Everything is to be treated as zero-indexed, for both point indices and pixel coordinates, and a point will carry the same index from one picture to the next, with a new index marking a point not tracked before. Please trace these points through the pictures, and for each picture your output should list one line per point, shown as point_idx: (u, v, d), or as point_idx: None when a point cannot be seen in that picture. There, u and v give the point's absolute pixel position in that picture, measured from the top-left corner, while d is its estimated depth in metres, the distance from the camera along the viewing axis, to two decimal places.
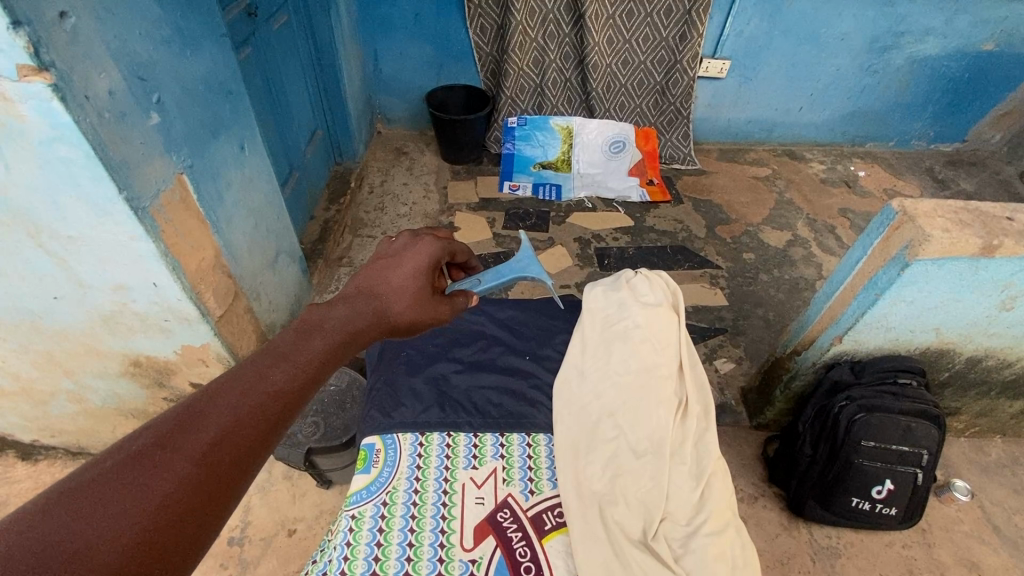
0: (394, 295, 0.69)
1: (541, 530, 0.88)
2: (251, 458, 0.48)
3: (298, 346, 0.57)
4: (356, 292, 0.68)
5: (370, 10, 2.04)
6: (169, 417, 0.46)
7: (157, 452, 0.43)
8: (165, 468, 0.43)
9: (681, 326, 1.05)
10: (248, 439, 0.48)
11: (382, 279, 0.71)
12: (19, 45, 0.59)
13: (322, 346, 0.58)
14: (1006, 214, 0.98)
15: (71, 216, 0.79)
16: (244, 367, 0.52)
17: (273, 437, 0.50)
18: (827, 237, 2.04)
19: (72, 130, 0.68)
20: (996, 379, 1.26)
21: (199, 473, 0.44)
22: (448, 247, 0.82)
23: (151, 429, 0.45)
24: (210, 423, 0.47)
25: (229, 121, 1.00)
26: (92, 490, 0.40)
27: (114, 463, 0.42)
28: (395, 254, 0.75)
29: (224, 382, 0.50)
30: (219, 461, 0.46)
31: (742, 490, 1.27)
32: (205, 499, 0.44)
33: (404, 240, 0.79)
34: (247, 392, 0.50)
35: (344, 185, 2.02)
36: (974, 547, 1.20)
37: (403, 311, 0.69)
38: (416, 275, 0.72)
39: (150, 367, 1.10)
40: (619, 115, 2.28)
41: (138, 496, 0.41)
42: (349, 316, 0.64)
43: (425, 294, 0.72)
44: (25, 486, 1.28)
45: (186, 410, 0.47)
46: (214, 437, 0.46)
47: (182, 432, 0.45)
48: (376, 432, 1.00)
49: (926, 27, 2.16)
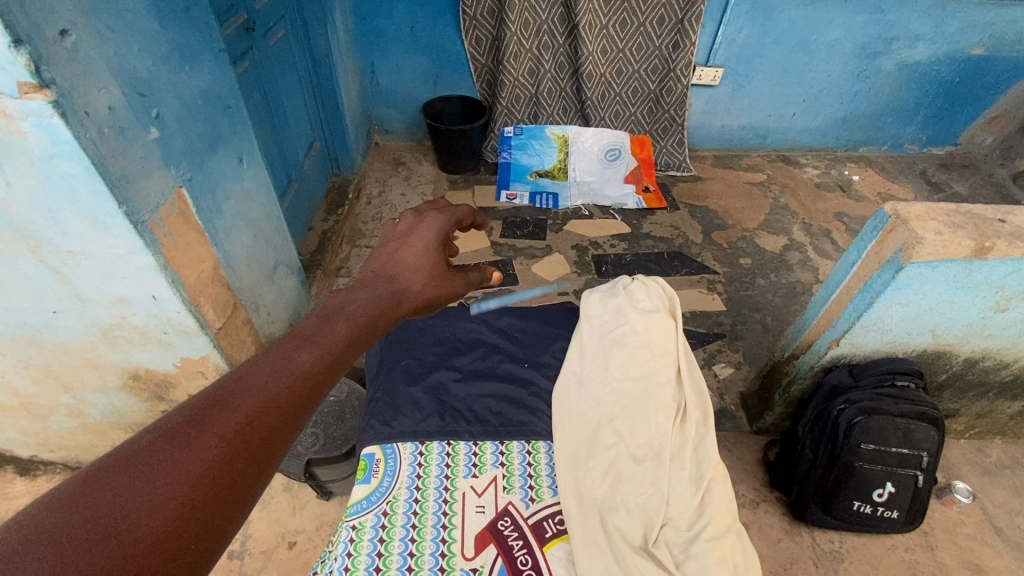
0: (409, 275, 0.69)
1: (542, 538, 0.88)
2: (282, 437, 0.47)
3: (321, 329, 0.56)
4: (372, 276, 0.68)
5: (367, 24, 2.07)
6: (200, 399, 0.46)
7: (190, 430, 0.43)
8: (200, 444, 0.42)
9: (678, 332, 1.08)
10: (278, 418, 0.47)
11: (396, 260, 0.70)
12: (21, 62, 0.60)
13: (345, 329, 0.58)
14: (998, 216, 0.99)
15: (72, 231, 0.80)
16: (271, 351, 0.52)
17: (303, 417, 0.50)
18: (823, 241, 2.05)
19: (72, 145, 0.68)
20: (994, 380, 1.27)
21: (232, 450, 0.44)
22: (452, 219, 0.81)
23: (184, 409, 0.45)
24: (241, 402, 0.46)
25: (228, 134, 1.01)
26: (128, 466, 0.40)
27: (150, 442, 0.42)
28: (403, 233, 0.75)
29: (254, 365, 0.50)
30: (252, 437, 0.45)
31: (743, 495, 1.27)
32: (238, 475, 0.43)
33: (408, 222, 0.78)
34: (277, 372, 0.50)
35: (342, 197, 2.03)
36: (978, 548, 1.20)
37: (420, 289, 0.69)
38: (428, 253, 0.73)
39: (150, 380, 1.10)
40: (614, 124, 2.29)
41: (173, 471, 0.41)
42: (368, 301, 0.63)
43: (439, 270, 0.72)
44: (24, 502, 1.28)
45: (216, 392, 0.47)
46: (245, 415, 0.46)
47: (215, 412, 0.45)
48: (376, 442, 1.00)
49: (915, 33, 2.18)
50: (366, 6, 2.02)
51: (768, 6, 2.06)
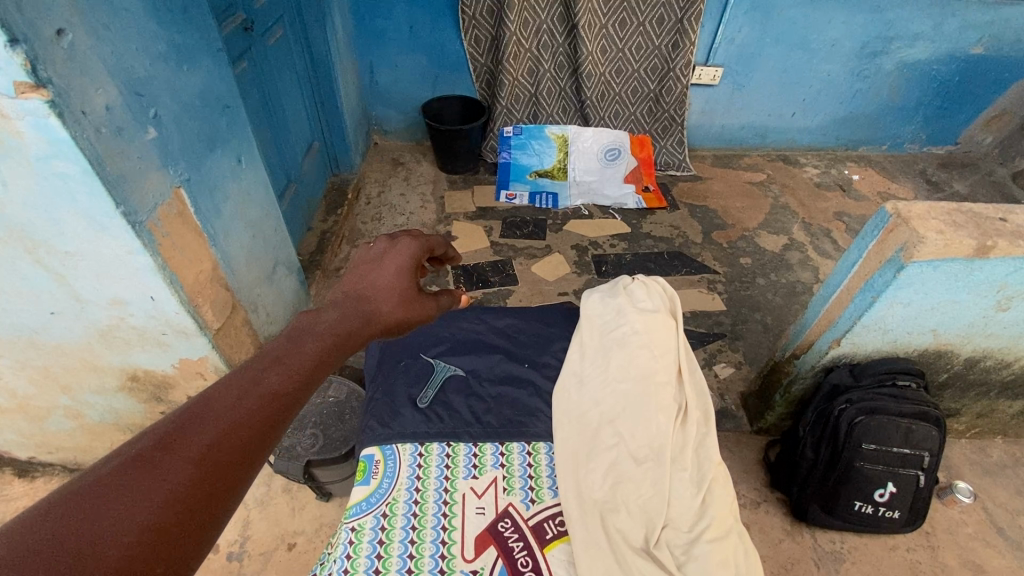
0: (381, 295, 0.69)
1: (543, 540, 0.87)
2: (250, 459, 0.47)
3: (290, 349, 0.56)
4: (344, 296, 0.67)
5: (366, 24, 2.06)
6: (166, 422, 0.45)
7: (156, 454, 0.43)
8: (166, 469, 0.42)
9: (678, 332, 1.07)
10: (246, 440, 0.47)
11: (369, 280, 0.70)
12: (16, 62, 0.60)
13: (314, 347, 0.57)
14: (1000, 215, 0.99)
15: (68, 231, 0.79)
16: (238, 373, 0.51)
17: (271, 438, 0.49)
18: (824, 241, 2.05)
19: (69, 145, 0.68)
20: (995, 379, 1.27)
21: (198, 473, 0.43)
22: (426, 243, 0.82)
23: (149, 434, 0.44)
24: (207, 425, 0.46)
25: (226, 134, 1.00)
26: (92, 491, 0.39)
27: (115, 467, 0.41)
28: (376, 255, 0.75)
29: (220, 387, 0.49)
30: (219, 460, 0.45)
31: (745, 495, 1.26)
32: (204, 499, 0.43)
33: (383, 244, 0.78)
34: (244, 394, 0.49)
35: (341, 197, 2.02)
36: (980, 549, 1.20)
37: (391, 310, 0.68)
38: (401, 275, 0.72)
39: (148, 381, 1.09)
40: (614, 123, 2.29)
41: (138, 497, 0.40)
42: (338, 320, 0.62)
43: (411, 292, 0.72)
44: (22, 503, 1.27)
45: (182, 415, 0.46)
46: (212, 438, 0.45)
47: (181, 435, 0.45)
48: (375, 443, 0.99)
49: (915, 32, 2.18)
50: (366, 5, 2.01)
51: (768, 5, 2.05)
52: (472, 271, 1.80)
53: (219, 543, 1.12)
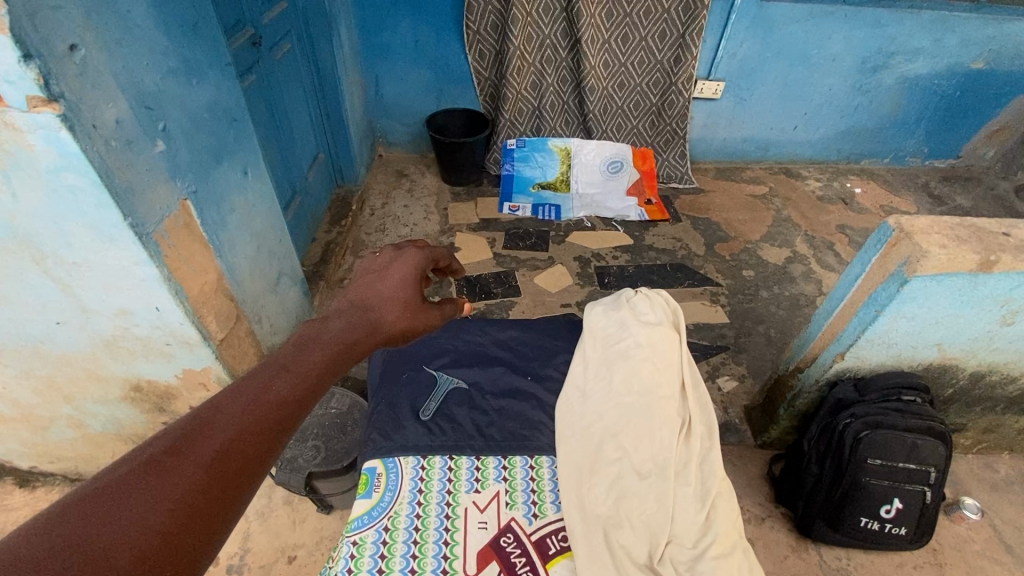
0: (385, 305, 0.69)
1: (546, 555, 0.87)
2: (258, 465, 0.47)
3: (297, 356, 0.56)
4: (348, 305, 0.67)
5: (371, 39, 2.09)
6: (176, 427, 0.46)
7: (167, 458, 0.43)
8: (176, 473, 0.42)
9: (681, 345, 1.08)
10: (253, 445, 0.47)
11: (373, 290, 0.70)
12: (30, 77, 0.61)
13: (321, 356, 0.58)
14: (1003, 230, 0.99)
15: (76, 242, 0.80)
16: (247, 379, 0.52)
17: (277, 445, 0.49)
18: (826, 254, 2.05)
19: (79, 158, 0.69)
20: (1001, 395, 1.26)
21: (209, 477, 0.43)
22: (431, 254, 0.81)
23: (160, 439, 0.44)
24: (217, 430, 0.46)
25: (233, 147, 1.01)
26: (105, 495, 0.39)
27: (126, 471, 0.41)
28: (381, 265, 0.75)
29: (230, 393, 0.50)
30: (228, 465, 0.45)
31: (749, 510, 1.25)
32: (214, 503, 0.43)
33: (388, 254, 0.78)
34: (253, 401, 0.49)
35: (345, 208, 2.03)
36: (989, 567, 1.18)
37: (394, 320, 0.68)
38: (405, 284, 0.73)
39: (152, 392, 1.09)
40: (617, 136, 2.31)
41: (148, 501, 0.40)
42: (344, 328, 0.63)
43: (415, 302, 0.72)
44: (24, 513, 1.27)
45: (191, 421, 0.46)
46: (223, 444, 0.46)
47: (190, 440, 0.45)
48: (378, 456, 0.99)
49: (915, 47, 2.20)
50: (371, 20, 2.04)
51: (769, 21, 2.07)
52: (474, 282, 1.80)
53: (218, 556, 1.11)
